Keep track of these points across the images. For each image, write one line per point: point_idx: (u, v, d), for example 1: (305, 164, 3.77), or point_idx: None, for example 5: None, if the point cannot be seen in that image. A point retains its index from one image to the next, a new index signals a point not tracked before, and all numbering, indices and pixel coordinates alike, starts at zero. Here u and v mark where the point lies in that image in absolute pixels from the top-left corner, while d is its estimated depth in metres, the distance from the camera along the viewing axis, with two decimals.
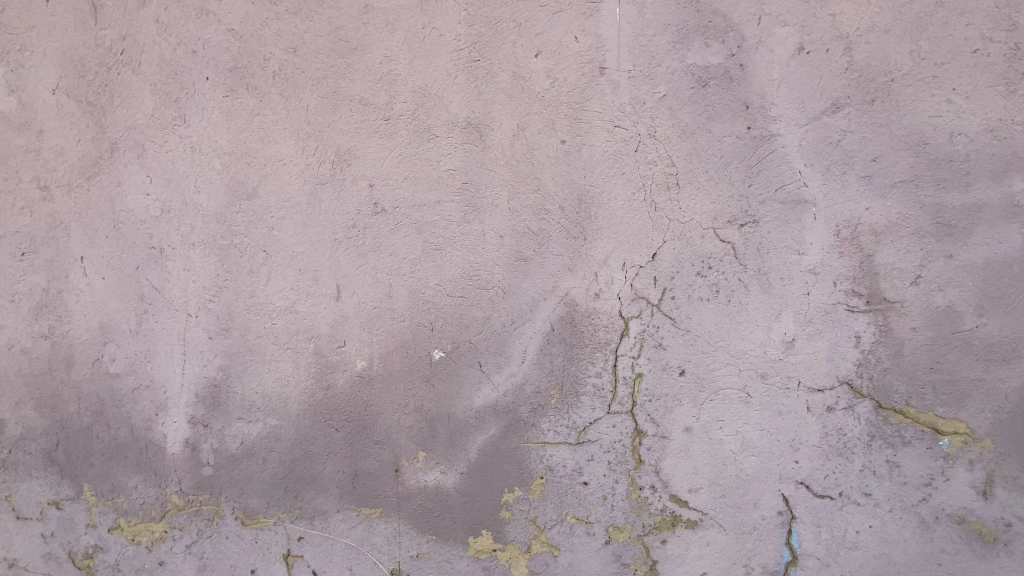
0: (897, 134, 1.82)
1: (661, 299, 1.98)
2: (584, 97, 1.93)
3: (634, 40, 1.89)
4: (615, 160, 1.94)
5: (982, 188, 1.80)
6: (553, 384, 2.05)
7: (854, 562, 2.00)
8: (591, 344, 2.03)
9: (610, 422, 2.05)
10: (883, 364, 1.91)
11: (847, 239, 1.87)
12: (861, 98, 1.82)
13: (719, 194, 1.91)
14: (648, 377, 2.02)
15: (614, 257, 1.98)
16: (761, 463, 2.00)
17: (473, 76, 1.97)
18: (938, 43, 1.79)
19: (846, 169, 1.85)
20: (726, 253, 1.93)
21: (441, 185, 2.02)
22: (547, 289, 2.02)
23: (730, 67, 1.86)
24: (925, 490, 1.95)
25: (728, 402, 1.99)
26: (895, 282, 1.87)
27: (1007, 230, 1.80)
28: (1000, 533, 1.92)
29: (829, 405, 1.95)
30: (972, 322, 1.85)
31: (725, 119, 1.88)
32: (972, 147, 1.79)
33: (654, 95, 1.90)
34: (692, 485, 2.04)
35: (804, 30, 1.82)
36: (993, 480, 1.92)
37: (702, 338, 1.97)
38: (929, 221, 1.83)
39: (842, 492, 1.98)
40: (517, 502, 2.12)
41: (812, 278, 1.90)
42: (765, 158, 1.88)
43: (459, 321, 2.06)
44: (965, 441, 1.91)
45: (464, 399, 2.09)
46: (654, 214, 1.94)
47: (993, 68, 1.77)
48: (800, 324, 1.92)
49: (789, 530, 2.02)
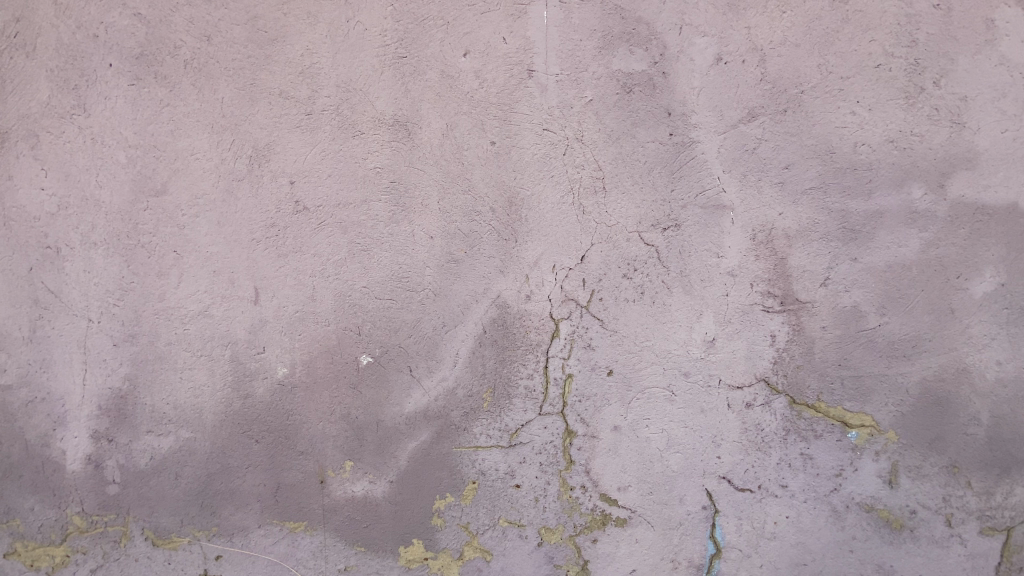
0: (807, 144, 1.92)
1: (590, 300, 2.00)
2: (513, 99, 1.92)
3: (561, 43, 1.90)
4: (544, 163, 1.94)
5: (883, 196, 1.92)
6: (485, 387, 2.03)
7: (773, 552, 2.09)
8: (522, 346, 2.02)
9: (541, 423, 2.05)
10: (797, 362, 2.00)
11: (762, 243, 1.96)
12: (774, 108, 1.91)
13: (643, 198, 1.95)
14: (578, 378, 2.03)
15: (544, 259, 1.98)
16: (686, 459, 2.06)
17: (400, 72, 1.92)
18: (843, 58, 1.90)
19: (761, 175, 1.93)
20: (651, 255, 1.97)
21: (367, 184, 1.96)
22: (478, 291, 1.99)
23: (653, 74, 1.90)
24: (836, 480, 2.06)
25: (654, 401, 2.03)
26: (807, 284, 1.97)
27: (905, 235, 1.94)
28: (902, 518, 2.06)
29: (748, 401, 2.03)
30: (875, 321, 1.98)
31: (650, 124, 1.92)
32: (874, 156, 1.92)
33: (581, 99, 1.92)
34: (621, 483, 2.07)
35: (722, 41, 1.89)
36: (897, 469, 2.05)
37: (629, 338, 2.01)
38: (836, 226, 1.94)
39: (762, 485, 2.07)
40: (449, 509, 2.08)
41: (731, 280, 1.97)
42: (686, 164, 1.94)
43: (386, 325, 2.01)
44: (871, 433, 2.03)
45: (393, 405, 2.03)
46: (582, 217, 1.96)
47: (893, 82, 1.90)
48: (720, 324, 1.99)
49: (713, 524, 2.09)
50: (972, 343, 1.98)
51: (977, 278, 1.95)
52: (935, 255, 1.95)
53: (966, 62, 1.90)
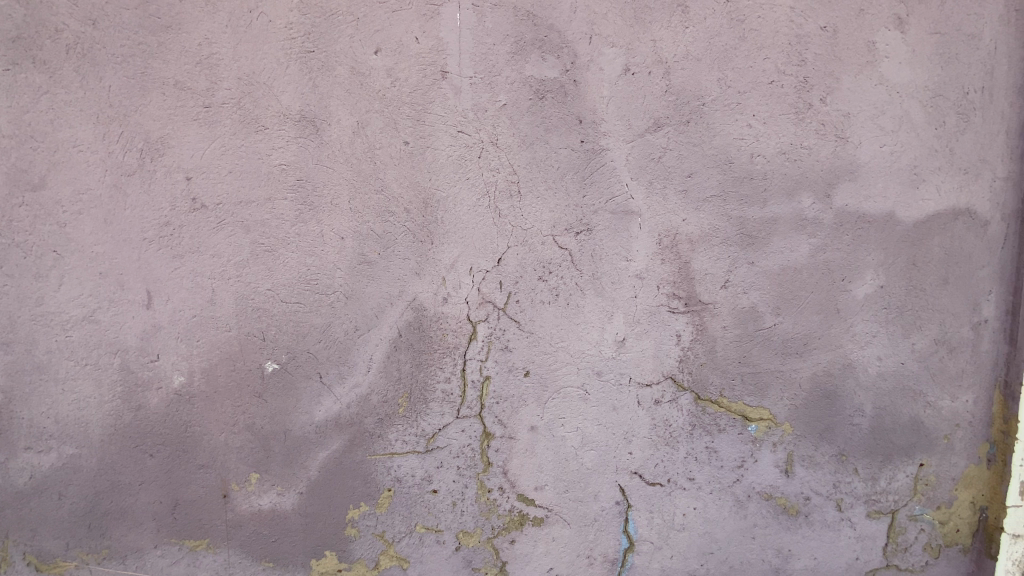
0: (708, 154, 2.02)
1: (506, 302, 2.01)
2: (426, 99, 1.90)
3: (474, 46, 1.90)
4: (458, 165, 1.93)
5: (777, 204, 2.06)
6: (400, 392, 1.99)
7: (682, 542, 2.18)
8: (439, 349, 1.99)
9: (459, 427, 2.04)
10: (701, 360, 2.11)
11: (668, 247, 2.05)
12: (678, 119, 2.00)
13: (557, 203, 1.99)
14: (495, 380, 2.04)
15: (460, 261, 1.97)
16: (599, 456, 2.11)
17: (308, 67, 1.86)
18: (740, 74, 2.01)
19: (666, 183, 2.02)
20: (565, 259, 2.01)
21: (272, 182, 1.88)
22: (392, 294, 1.95)
23: (565, 82, 1.94)
24: (738, 472, 2.17)
25: (569, 401, 2.07)
26: (709, 286, 2.07)
27: (796, 240, 2.08)
28: (797, 505, 2.21)
29: (657, 398, 2.11)
30: (771, 320, 2.11)
31: (562, 131, 1.96)
32: (768, 167, 2.05)
33: (494, 103, 1.93)
34: (538, 483, 2.09)
35: (629, 52, 1.96)
36: (793, 459, 2.19)
37: (545, 339, 2.04)
38: (735, 232, 2.06)
39: (671, 478, 2.15)
40: (363, 518, 2.02)
41: (639, 282, 2.05)
42: (597, 170, 1.99)
43: (295, 330, 1.93)
44: (768, 426, 2.16)
45: (302, 413, 1.95)
46: (497, 220, 1.97)
47: (785, 98, 2.04)
48: (630, 325, 2.06)
49: (626, 519, 2.15)
50: (856, 341, 2.15)
51: (860, 281, 2.13)
52: (823, 260, 2.10)
53: (849, 81, 2.06)
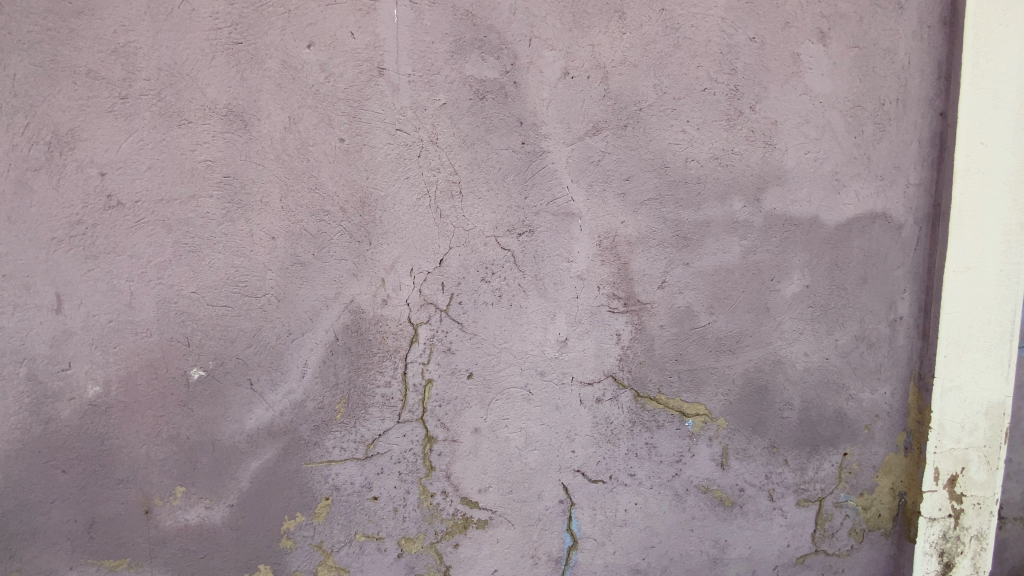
0: (645, 158, 2.07)
1: (449, 304, 1.99)
2: (362, 96, 1.86)
3: (412, 43, 1.87)
4: (396, 164, 1.90)
5: (710, 207, 2.14)
6: (337, 397, 1.93)
7: (624, 538, 2.22)
8: (379, 353, 1.95)
9: (400, 431, 1.99)
10: (640, 358, 2.15)
11: (607, 249, 2.08)
12: (616, 123, 2.04)
13: (499, 204, 1.98)
14: (437, 383, 2.01)
15: (400, 262, 1.93)
16: (543, 456, 2.12)
17: (235, 60, 1.78)
18: (675, 81, 2.07)
19: (605, 186, 2.05)
20: (507, 260, 2.01)
21: (196, 178, 1.79)
22: (328, 296, 1.90)
23: (505, 83, 1.95)
24: (676, 466, 2.24)
25: (512, 401, 2.07)
26: (647, 286, 2.12)
27: (728, 242, 2.17)
28: (732, 497, 2.30)
29: (598, 396, 2.14)
30: (706, 319, 2.19)
31: (503, 132, 1.96)
32: (702, 171, 2.12)
33: (434, 102, 1.90)
34: (482, 485, 2.08)
35: (569, 56, 1.98)
36: (727, 452, 2.27)
37: (488, 341, 2.03)
38: (671, 234, 2.12)
39: (612, 475, 2.19)
40: (300, 529, 1.95)
41: (580, 283, 2.07)
42: (538, 172, 2.00)
43: (223, 335, 1.85)
44: (704, 421, 2.23)
45: (232, 421, 1.87)
46: (439, 220, 1.95)
47: (718, 105, 2.11)
48: (572, 325, 2.09)
49: (570, 517, 2.17)
50: (784, 338, 2.26)
51: (788, 281, 2.23)
52: (753, 260, 2.19)
53: (776, 91, 2.16)
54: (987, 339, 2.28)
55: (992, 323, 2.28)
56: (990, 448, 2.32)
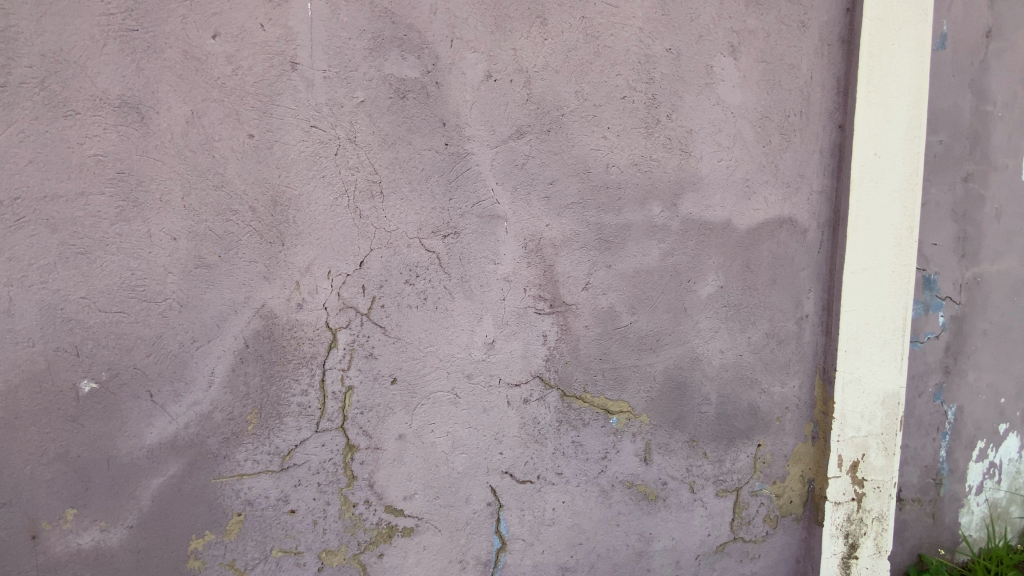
0: (567, 163, 2.11)
1: (370, 307, 1.94)
2: (273, 91, 1.78)
3: (327, 39, 1.81)
4: (311, 162, 1.84)
5: (631, 212, 2.20)
6: (249, 407, 1.84)
7: (552, 537, 2.25)
8: (294, 360, 1.88)
9: (319, 441, 1.92)
10: (565, 358, 2.19)
11: (533, 252, 2.10)
12: (539, 128, 2.07)
13: (422, 205, 1.96)
14: (359, 389, 1.95)
15: (317, 264, 1.87)
16: (471, 459, 2.11)
17: (131, 48, 1.67)
18: (596, 88, 2.13)
19: (529, 189, 2.07)
20: (432, 262, 1.99)
21: (86, 174, 1.66)
22: (237, 300, 1.81)
23: (426, 83, 1.93)
24: (602, 463, 2.29)
25: (438, 405, 2.04)
26: (572, 288, 2.16)
27: (648, 245, 2.24)
28: (656, 492, 2.37)
29: (526, 397, 2.15)
30: (628, 319, 2.25)
31: (425, 133, 1.94)
32: (623, 176, 2.18)
33: (351, 99, 1.85)
34: (407, 493, 2.04)
35: (491, 59, 1.99)
36: (650, 448, 2.34)
37: (412, 345, 1.99)
38: (594, 237, 2.17)
39: (540, 475, 2.21)
40: (210, 548, 1.85)
41: (506, 285, 2.08)
42: (462, 173, 1.99)
43: (118, 343, 1.72)
44: (628, 418, 2.30)
45: (129, 436, 1.74)
46: (358, 221, 1.90)
47: (637, 112, 2.19)
48: (499, 327, 2.09)
49: (498, 520, 2.17)
50: (701, 336, 2.36)
51: (703, 282, 2.34)
52: (671, 263, 2.28)
53: (691, 100, 2.26)
54: (881, 335, 2.49)
55: (887, 320, 2.48)
56: (887, 435, 2.53)
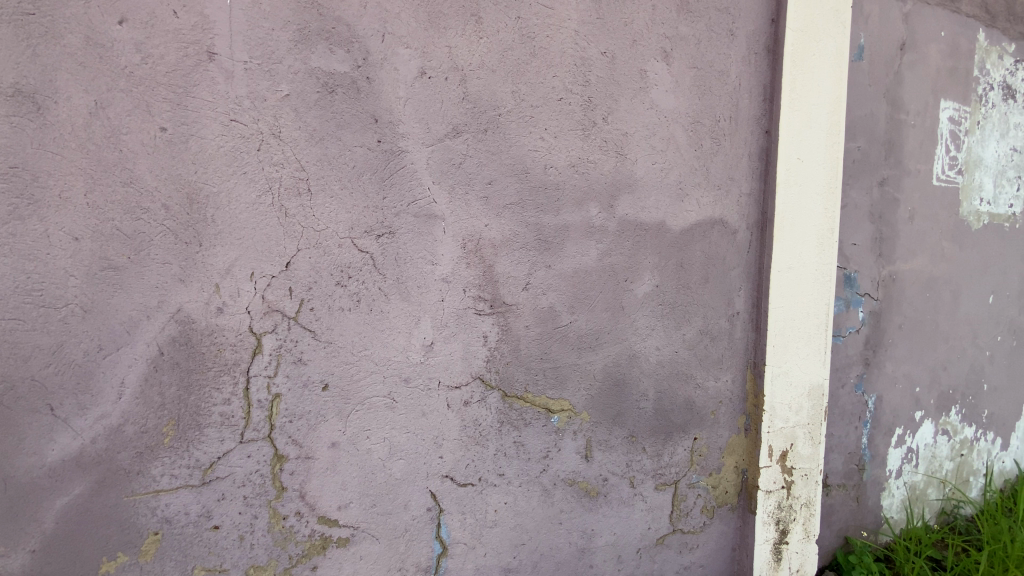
0: (505, 163, 2.11)
1: (298, 310, 1.86)
2: (188, 82, 1.69)
3: (248, 29, 1.73)
4: (231, 158, 1.75)
5: (569, 212, 2.23)
6: (165, 419, 1.73)
7: (494, 539, 2.23)
8: (215, 367, 1.78)
9: (244, 452, 1.83)
10: (506, 359, 2.18)
11: (472, 252, 2.08)
12: (476, 127, 2.05)
13: (354, 203, 1.90)
14: (287, 397, 1.87)
15: (239, 265, 1.78)
16: (409, 465, 2.06)
17: (24, 32, 1.53)
18: (533, 89, 2.13)
19: (467, 189, 2.05)
20: (365, 262, 1.93)
21: None
22: (150, 305, 1.70)
23: (357, 78, 1.87)
24: (543, 462, 2.29)
25: (374, 411, 1.98)
26: (511, 288, 2.16)
27: (586, 245, 2.27)
28: (597, 488, 2.40)
29: (466, 399, 2.13)
30: (567, 318, 2.27)
31: (355, 129, 1.88)
32: (561, 177, 2.20)
33: (275, 93, 1.78)
34: (341, 502, 1.97)
35: (424, 56, 1.95)
36: (591, 445, 2.37)
37: (345, 349, 1.93)
38: (533, 237, 2.17)
39: (481, 477, 2.19)
40: (122, 571, 1.72)
41: (445, 286, 2.05)
42: (396, 172, 1.95)
43: (12, 353, 1.58)
44: (569, 416, 2.31)
45: (27, 454, 1.60)
46: (284, 220, 1.82)
47: (573, 114, 2.21)
48: (438, 328, 2.06)
49: (438, 525, 2.13)
50: (638, 333, 2.41)
51: (640, 281, 2.39)
52: (609, 263, 2.32)
53: (626, 103, 2.30)
54: (805, 330, 2.63)
55: (811, 316, 2.63)
56: (812, 425, 2.68)
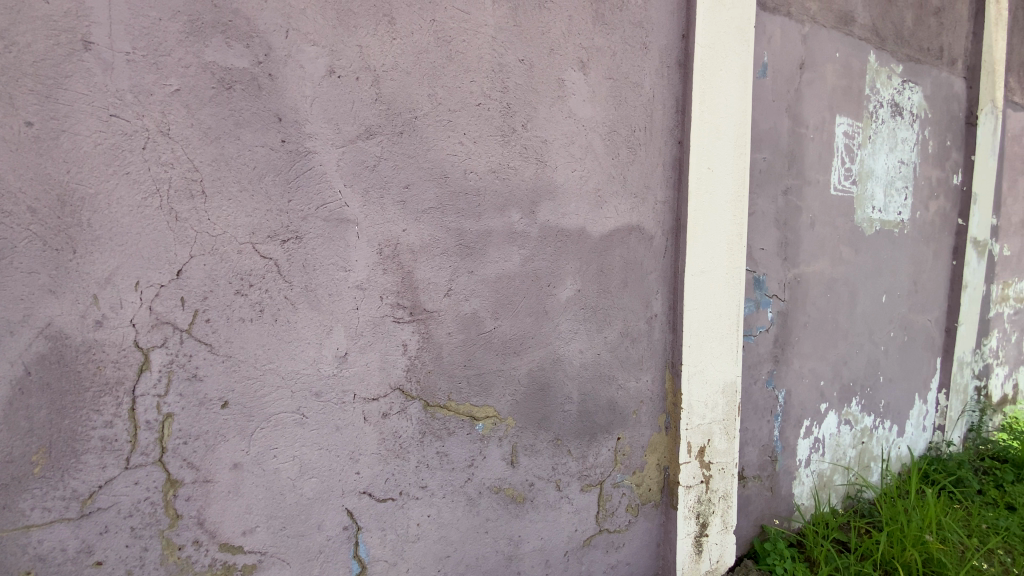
0: (423, 167, 2.07)
1: (192, 322, 1.73)
2: (60, 74, 1.54)
3: (131, 18, 1.60)
4: (111, 156, 1.61)
5: (490, 218, 2.22)
6: (34, 446, 1.56)
7: (416, 553, 2.17)
8: (94, 387, 1.62)
9: (131, 479, 1.68)
10: (428, 367, 2.13)
11: (389, 257, 2.02)
12: (391, 129, 2.00)
13: (255, 207, 1.80)
14: (180, 417, 1.73)
15: (121, 274, 1.64)
16: (322, 483, 1.96)
17: None
18: (450, 93, 2.11)
19: (382, 193, 2.00)
20: (269, 270, 1.83)
21: None
22: (14, 320, 1.52)
23: (257, 74, 1.78)
24: (468, 471, 2.26)
25: (282, 427, 1.88)
26: (432, 295, 2.12)
27: (509, 250, 2.27)
28: (522, 494, 2.40)
29: (384, 411, 2.06)
30: (491, 324, 2.26)
31: (256, 128, 1.78)
32: (481, 183, 2.19)
33: (163, 87, 1.65)
34: (246, 527, 1.85)
35: (333, 54, 1.88)
36: (517, 450, 2.36)
37: (246, 363, 1.81)
38: (454, 242, 2.15)
39: (402, 491, 2.12)
40: None
41: (359, 293, 1.98)
42: (303, 174, 1.86)
43: None
44: (494, 423, 2.30)
45: None
46: (174, 224, 1.69)
47: (492, 119, 2.21)
48: (352, 338, 1.98)
49: (356, 543, 2.04)
50: (562, 337, 2.44)
51: (562, 286, 2.42)
52: (532, 268, 2.33)
53: (545, 111, 2.33)
54: (717, 330, 2.76)
55: (722, 317, 2.76)
56: (727, 420, 2.81)
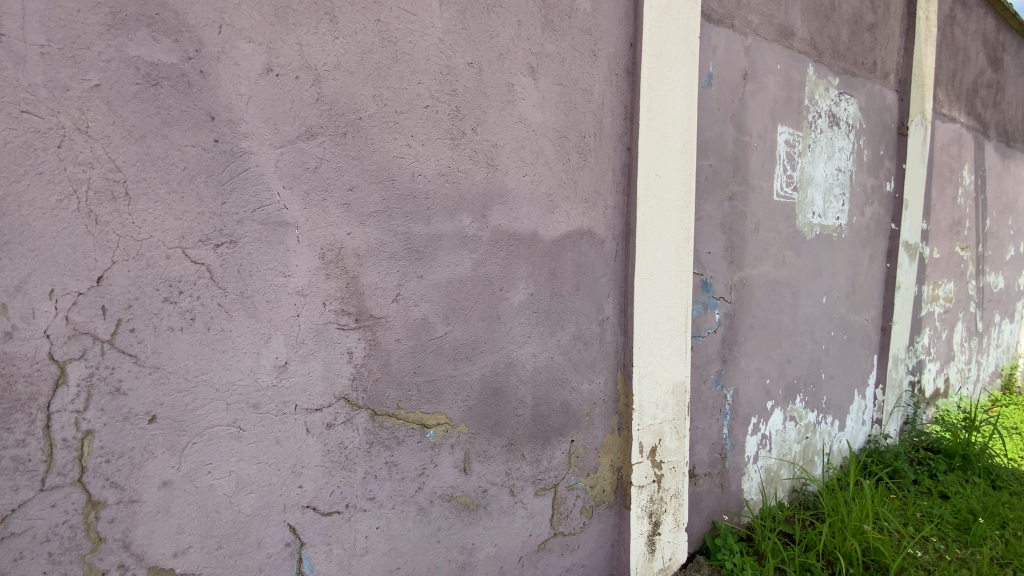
0: (368, 169, 2.02)
1: (115, 332, 1.63)
2: None
3: (46, 8, 1.50)
4: (22, 155, 1.49)
5: (440, 222, 2.19)
6: None
7: (365, 567, 2.11)
8: (3, 404, 1.50)
9: (48, 502, 1.56)
10: (375, 375, 2.08)
11: (332, 262, 1.97)
12: (333, 130, 1.95)
13: (185, 210, 1.71)
14: (102, 433, 1.62)
15: (34, 282, 1.53)
16: (262, 499, 1.88)
17: None
18: (396, 94, 2.07)
19: (324, 195, 1.94)
20: (201, 276, 1.74)
21: None
22: None
23: (187, 71, 1.70)
24: (418, 480, 2.21)
25: (217, 441, 1.79)
26: (379, 301, 2.07)
27: (459, 255, 2.25)
28: (475, 501, 2.37)
29: (329, 422, 1.99)
30: (441, 329, 2.23)
31: (186, 127, 1.70)
32: (430, 186, 2.16)
33: (81, 83, 1.55)
34: (178, 548, 1.75)
35: (271, 52, 1.82)
36: (469, 457, 2.34)
37: (176, 374, 1.72)
38: (402, 246, 2.11)
39: (349, 504, 2.06)
40: None
41: (301, 299, 1.92)
42: (238, 175, 1.79)
43: None
44: (445, 430, 2.26)
45: None
46: (94, 228, 1.59)
47: (440, 122, 2.18)
48: (293, 346, 1.91)
49: (300, 560, 1.97)
50: (514, 341, 2.43)
51: (514, 290, 2.41)
52: (483, 272, 2.31)
53: (495, 115, 2.32)
54: (666, 332, 2.82)
55: (670, 319, 2.83)
56: (676, 420, 2.87)
